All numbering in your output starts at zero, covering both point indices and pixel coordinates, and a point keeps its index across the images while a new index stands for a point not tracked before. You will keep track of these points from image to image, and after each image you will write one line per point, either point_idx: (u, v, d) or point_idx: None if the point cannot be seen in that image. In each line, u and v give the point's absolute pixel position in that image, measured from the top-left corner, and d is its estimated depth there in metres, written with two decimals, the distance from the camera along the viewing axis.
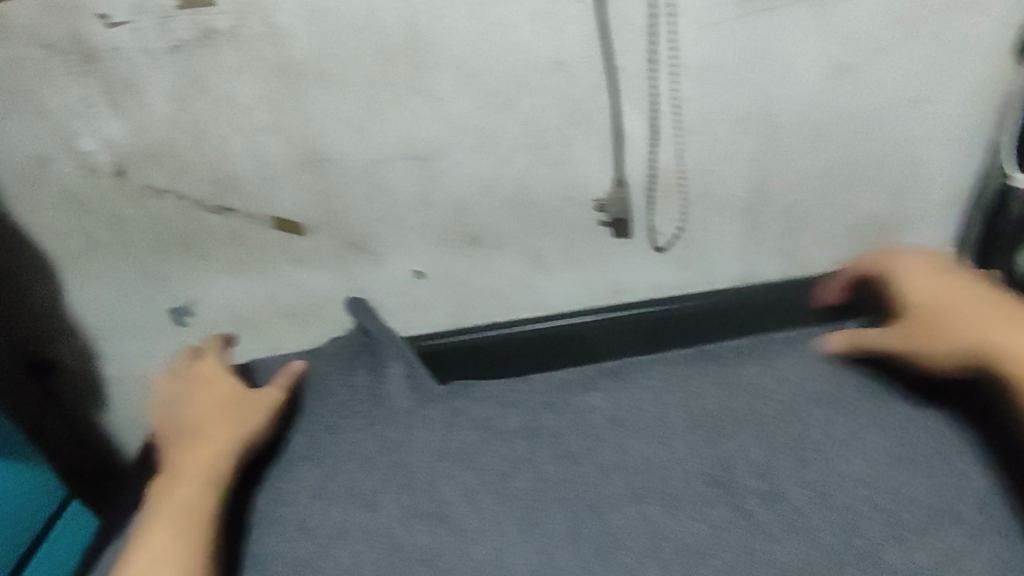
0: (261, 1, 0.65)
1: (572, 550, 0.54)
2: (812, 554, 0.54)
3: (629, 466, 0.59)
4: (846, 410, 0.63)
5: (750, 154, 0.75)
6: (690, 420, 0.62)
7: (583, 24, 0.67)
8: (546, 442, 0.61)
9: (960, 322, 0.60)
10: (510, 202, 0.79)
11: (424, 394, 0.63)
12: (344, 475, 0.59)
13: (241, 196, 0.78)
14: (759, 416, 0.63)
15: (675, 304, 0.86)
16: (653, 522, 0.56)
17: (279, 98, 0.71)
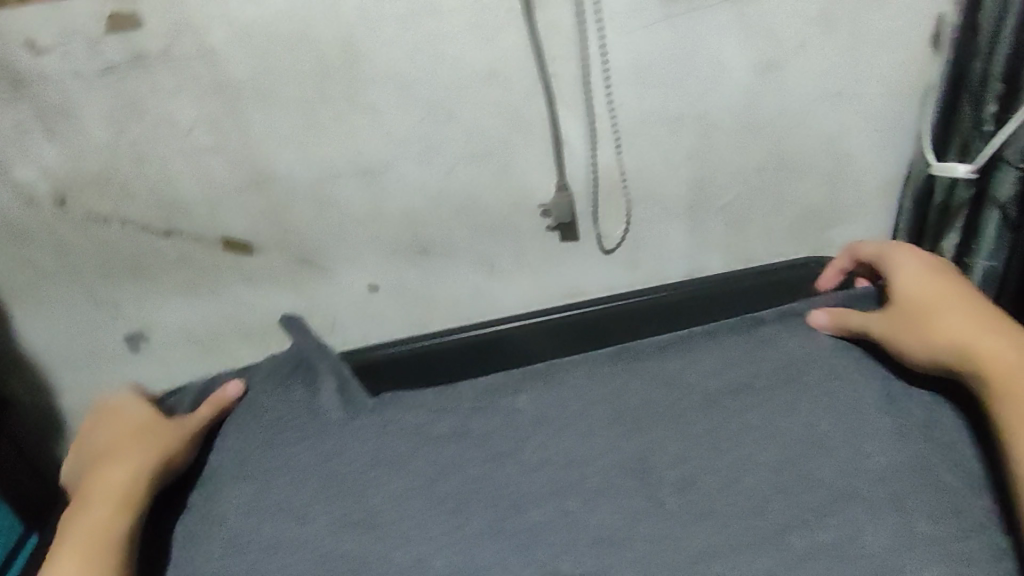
0: (193, 22, 0.65)
1: (495, 548, 0.50)
2: (755, 537, 0.50)
3: (552, 462, 0.54)
4: (792, 391, 0.57)
5: (687, 154, 0.77)
6: (612, 414, 0.57)
7: (513, 31, 0.67)
8: (473, 444, 0.55)
9: (952, 320, 0.55)
10: (458, 210, 0.79)
11: (355, 408, 0.57)
12: (276, 489, 0.54)
13: (187, 217, 0.78)
14: (698, 403, 0.57)
15: (631, 299, 0.81)
16: (573, 517, 0.52)
17: (218, 118, 0.71)
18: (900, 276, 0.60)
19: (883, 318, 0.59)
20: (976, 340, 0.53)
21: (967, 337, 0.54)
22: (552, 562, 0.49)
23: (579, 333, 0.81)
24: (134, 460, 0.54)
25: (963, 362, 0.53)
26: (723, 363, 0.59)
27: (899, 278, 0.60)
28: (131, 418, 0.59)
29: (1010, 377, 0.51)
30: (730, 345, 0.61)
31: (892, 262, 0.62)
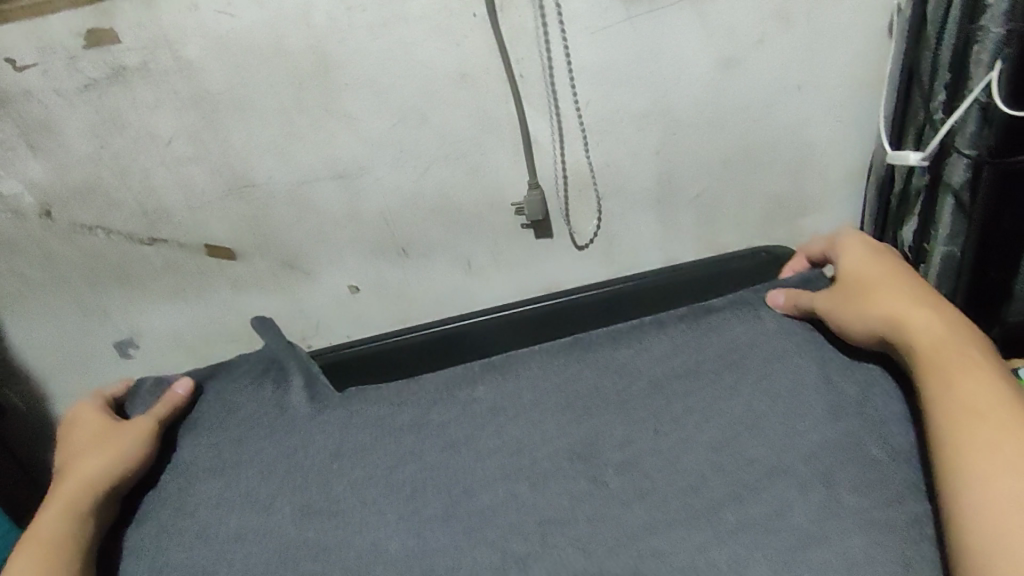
0: (169, 36, 0.67)
1: (446, 530, 0.53)
2: (694, 513, 0.52)
3: (503, 448, 0.57)
4: (740, 372, 0.59)
5: (656, 149, 0.79)
6: (564, 402, 0.60)
7: (479, 35, 0.69)
8: (432, 432, 0.58)
9: (885, 295, 0.56)
10: (435, 209, 0.81)
11: (321, 402, 0.60)
12: (244, 482, 0.56)
13: (170, 226, 0.80)
14: (650, 389, 0.60)
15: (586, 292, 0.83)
16: (520, 499, 0.54)
17: (196, 128, 0.73)
18: (845, 256, 0.61)
19: (826, 294, 0.60)
20: (905, 313, 0.54)
21: (897, 309, 0.54)
22: (502, 542, 0.52)
23: (537, 326, 0.83)
24: (89, 462, 0.56)
25: (892, 333, 0.54)
26: (669, 348, 0.62)
27: (843, 258, 0.61)
28: (85, 420, 0.61)
29: (935, 347, 0.51)
30: (684, 331, 0.63)
31: (839, 243, 0.63)
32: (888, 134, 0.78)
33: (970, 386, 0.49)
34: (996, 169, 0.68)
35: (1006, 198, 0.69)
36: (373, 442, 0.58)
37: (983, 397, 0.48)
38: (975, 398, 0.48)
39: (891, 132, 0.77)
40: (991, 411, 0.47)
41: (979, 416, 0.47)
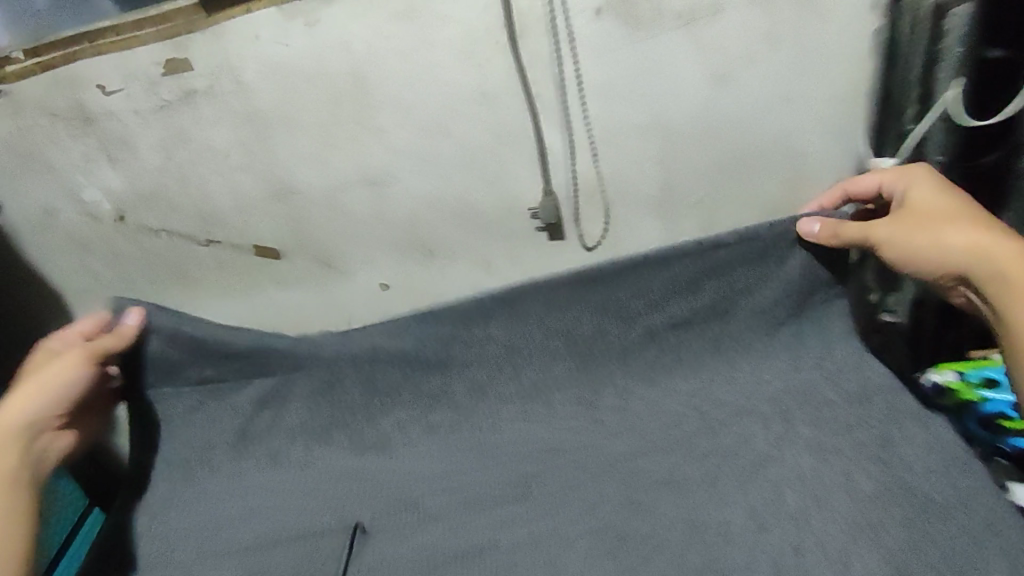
0: (230, 63, 0.78)
1: (474, 454, 0.78)
2: (660, 438, 0.76)
3: (518, 392, 0.80)
4: (694, 331, 0.78)
5: (658, 159, 0.87)
6: (568, 348, 0.78)
7: (499, 58, 0.78)
8: (458, 373, 0.78)
9: (961, 223, 0.64)
10: (457, 214, 0.90)
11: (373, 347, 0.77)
12: (327, 409, 0.79)
13: (224, 229, 0.90)
14: (625, 340, 0.78)
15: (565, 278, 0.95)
16: (528, 431, 0.79)
17: (250, 142, 0.84)
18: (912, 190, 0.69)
19: (896, 229, 0.68)
20: (982, 238, 0.63)
21: (975, 235, 0.63)
22: (513, 458, 0.77)
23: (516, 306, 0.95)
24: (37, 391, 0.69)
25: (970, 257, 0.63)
26: (656, 291, 0.75)
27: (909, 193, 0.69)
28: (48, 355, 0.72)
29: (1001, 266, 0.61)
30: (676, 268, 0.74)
31: (902, 178, 0.70)
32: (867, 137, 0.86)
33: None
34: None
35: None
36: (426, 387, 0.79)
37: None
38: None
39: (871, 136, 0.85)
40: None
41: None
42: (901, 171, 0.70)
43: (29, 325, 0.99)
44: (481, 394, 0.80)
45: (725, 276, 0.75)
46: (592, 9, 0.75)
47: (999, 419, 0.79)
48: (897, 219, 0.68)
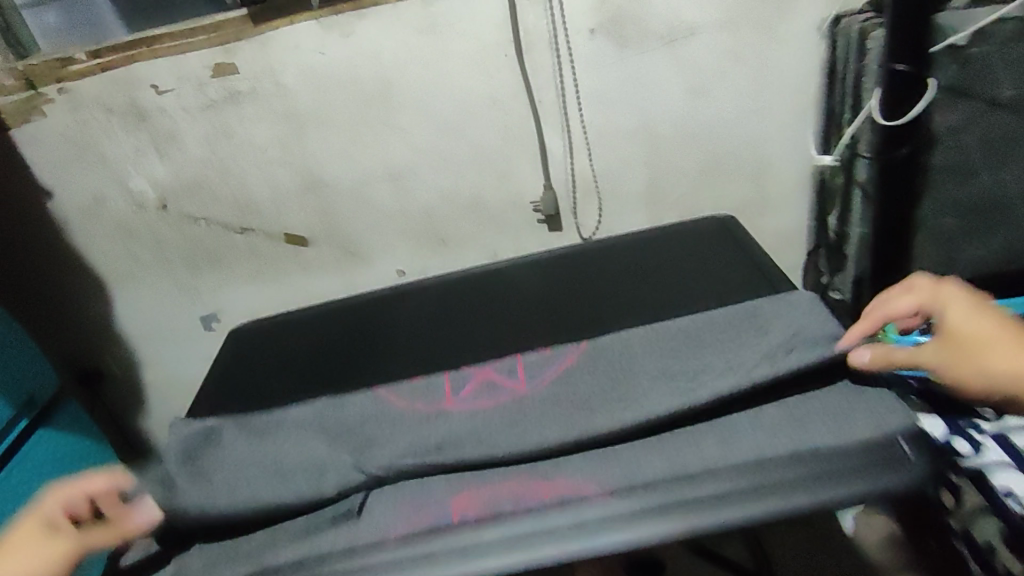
0: (272, 69, 0.90)
1: (419, 409, 0.58)
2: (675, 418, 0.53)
3: (506, 331, 0.68)
4: (714, 281, 0.68)
5: (644, 161, 0.99)
6: (566, 305, 0.70)
7: (507, 69, 0.91)
8: (446, 332, 0.70)
9: (996, 352, 0.50)
10: (469, 207, 1.02)
11: (369, 317, 0.75)
12: (293, 372, 0.69)
13: (259, 218, 1.01)
14: (629, 291, 0.69)
15: (563, 258, 0.77)
16: (510, 413, 0.56)
17: (287, 139, 0.95)
18: (938, 307, 0.54)
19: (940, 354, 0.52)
20: None
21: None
22: (478, 435, 0.54)
23: (482, 293, 0.75)
24: None
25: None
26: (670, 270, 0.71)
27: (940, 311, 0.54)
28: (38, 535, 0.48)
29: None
30: (683, 260, 0.72)
31: (940, 296, 0.54)
32: (815, 140, 0.98)
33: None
34: (885, 161, 0.81)
35: (893, 183, 0.83)
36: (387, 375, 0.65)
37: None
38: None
39: (818, 138, 0.97)
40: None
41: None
42: (939, 290, 0.55)
43: (69, 306, 1.07)
44: (461, 341, 0.69)
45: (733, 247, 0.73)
46: (588, 29, 0.88)
47: None
48: (943, 354, 0.52)
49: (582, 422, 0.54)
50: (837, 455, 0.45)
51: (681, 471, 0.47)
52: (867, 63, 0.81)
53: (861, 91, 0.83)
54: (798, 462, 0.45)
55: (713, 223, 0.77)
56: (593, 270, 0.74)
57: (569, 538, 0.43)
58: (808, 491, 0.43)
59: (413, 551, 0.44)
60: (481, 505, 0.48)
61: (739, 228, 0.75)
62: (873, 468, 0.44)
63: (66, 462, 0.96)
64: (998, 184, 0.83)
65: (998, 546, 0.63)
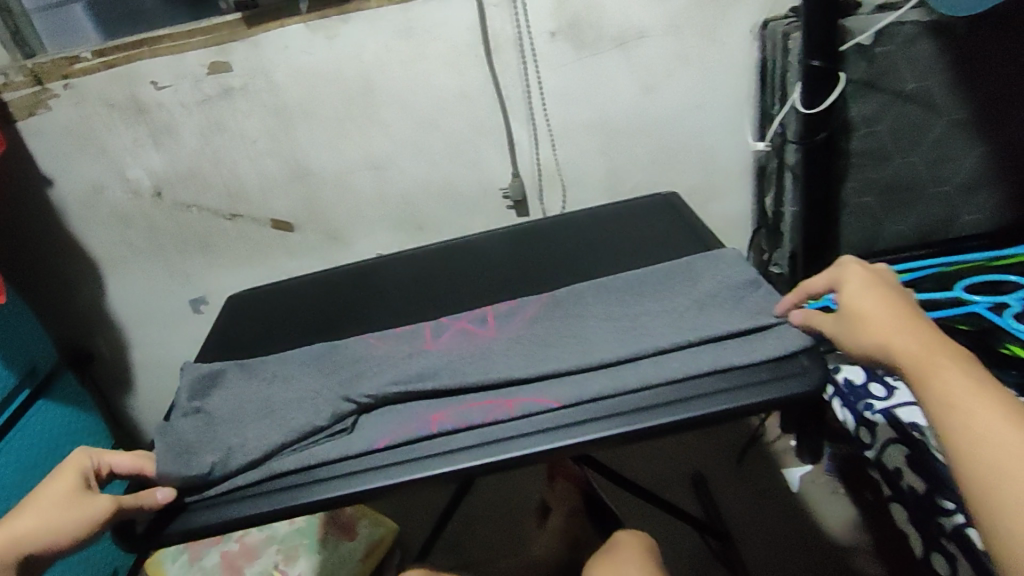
0: (263, 67, 0.98)
1: (397, 345, 0.66)
2: (616, 342, 0.59)
3: (475, 285, 0.77)
4: (656, 240, 0.78)
5: (602, 151, 1.10)
6: (527, 262, 0.79)
7: (477, 68, 1.00)
8: (420, 287, 0.79)
9: (875, 326, 0.49)
10: (443, 195, 1.11)
11: (352, 281, 0.83)
12: (285, 326, 0.76)
13: (248, 205, 1.09)
14: (583, 250, 0.79)
15: (522, 227, 0.86)
16: (473, 347, 0.63)
17: (276, 132, 1.03)
18: (835, 282, 0.54)
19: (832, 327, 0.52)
20: (899, 344, 0.47)
21: (944, 360, 0.45)
22: (444, 364, 0.61)
23: (451, 259, 0.84)
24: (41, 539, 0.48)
25: (921, 379, 0.45)
26: (616, 235, 0.81)
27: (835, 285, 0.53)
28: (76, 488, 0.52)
29: (995, 411, 0.41)
30: (628, 228, 0.82)
31: (842, 272, 0.54)
32: (752, 128, 1.09)
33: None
34: (806, 145, 0.91)
35: (817, 166, 0.93)
36: (371, 321, 0.73)
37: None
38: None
39: (755, 125, 1.09)
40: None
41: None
42: (846, 266, 0.54)
43: (66, 290, 1.14)
44: (434, 293, 0.77)
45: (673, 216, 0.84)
46: (549, 33, 0.99)
47: None
48: (830, 324, 0.52)
49: (541, 356, 0.59)
50: (749, 369, 0.54)
51: (618, 387, 0.54)
52: (789, 61, 0.93)
53: (786, 84, 0.95)
54: (715, 376, 0.54)
55: (659, 200, 0.87)
56: (551, 238, 0.84)
57: (530, 438, 0.52)
58: (724, 397, 0.52)
59: (403, 453, 0.54)
60: (447, 419, 0.55)
61: (680, 202, 0.85)
62: (773, 379, 0.53)
63: (62, 431, 1.02)
64: (908, 167, 0.96)
65: (905, 468, 0.73)
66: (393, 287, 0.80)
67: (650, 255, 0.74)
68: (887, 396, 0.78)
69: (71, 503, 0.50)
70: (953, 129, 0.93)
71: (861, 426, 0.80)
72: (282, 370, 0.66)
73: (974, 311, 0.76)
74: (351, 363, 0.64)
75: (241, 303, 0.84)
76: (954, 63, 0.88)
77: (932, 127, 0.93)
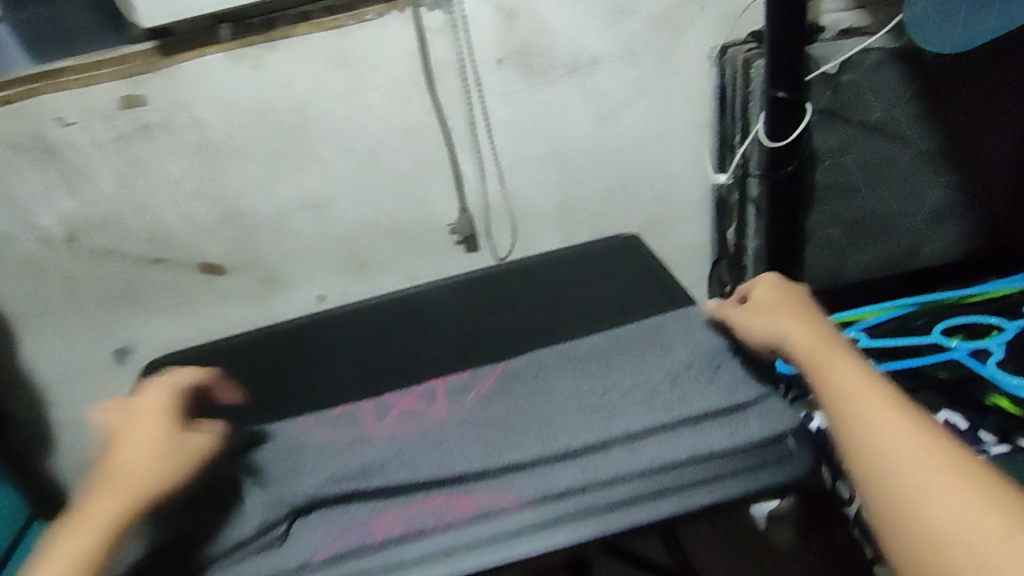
0: (185, 101, 0.89)
1: (336, 430, 0.59)
2: (581, 426, 0.53)
3: (420, 355, 0.71)
4: (617, 299, 0.73)
5: (556, 184, 1.03)
6: (478, 326, 0.73)
7: (421, 98, 0.93)
8: (360, 358, 0.72)
9: (777, 312, 0.56)
10: (388, 233, 1.03)
11: (286, 345, 0.76)
12: (209, 405, 0.68)
13: (174, 250, 0.99)
14: (536, 310, 0.74)
15: (472, 276, 0.80)
16: (423, 431, 0.56)
17: (202, 171, 0.94)
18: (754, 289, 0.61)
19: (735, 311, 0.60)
20: (791, 327, 0.54)
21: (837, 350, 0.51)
22: (393, 453, 0.54)
23: (394, 320, 0.77)
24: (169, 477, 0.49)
25: (815, 363, 0.50)
26: (573, 290, 0.76)
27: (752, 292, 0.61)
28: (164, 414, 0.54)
29: (869, 388, 0.47)
30: (585, 282, 0.77)
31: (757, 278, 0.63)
32: (710, 158, 1.04)
33: (900, 434, 0.43)
34: (772, 180, 0.87)
35: (783, 201, 0.89)
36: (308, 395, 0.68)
37: (905, 433, 0.43)
38: (899, 429, 0.44)
39: (712, 156, 1.04)
40: (923, 452, 0.42)
41: (901, 449, 0.42)
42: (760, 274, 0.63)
43: None
44: (376, 367, 0.71)
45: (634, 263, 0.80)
46: (495, 59, 0.92)
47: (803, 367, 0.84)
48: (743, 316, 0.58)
49: (501, 442, 0.53)
50: (740, 454, 0.49)
51: (592, 480, 0.48)
52: (751, 91, 0.88)
53: (748, 115, 0.91)
54: (705, 462, 0.48)
55: (615, 245, 0.82)
56: (503, 291, 0.78)
57: (493, 544, 0.45)
58: (711, 489, 0.46)
59: (345, 569, 0.46)
60: (395, 523, 0.48)
61: (639, 250, 0.81)
62: (756, 467, 0.48)
63: None
64: (875, 201, 0.94)
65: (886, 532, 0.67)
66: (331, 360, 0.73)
67: (607, 320, 0.70)
68: None
69: (179, 430, 0.53)
70: (918, 161, 0.92)
71: (838, 480, 0.74)
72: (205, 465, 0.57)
73: (955, 357, 0.77)
74: (281, 457, 0.56)
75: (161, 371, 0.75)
76: (920, 94, 0.87)
77: (898, 160, 0.91)
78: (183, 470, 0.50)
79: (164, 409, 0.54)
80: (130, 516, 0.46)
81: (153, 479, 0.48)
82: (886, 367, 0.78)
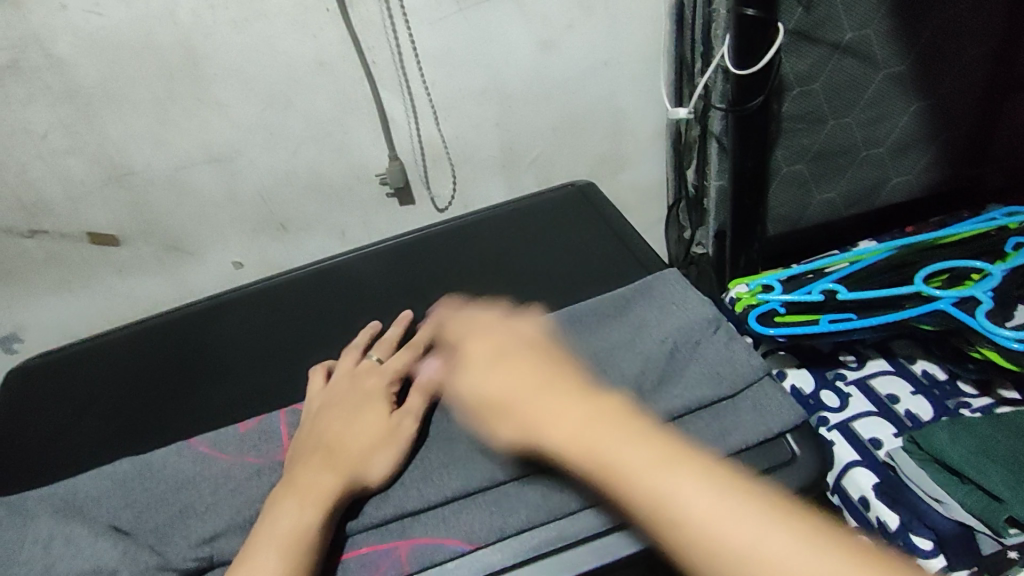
0: (36, 34, 0.71)
1: None
2: None
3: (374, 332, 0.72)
4: (574, 272, 0.74)
5: (497, 122, 0.91)
6: (430, 300, 0.74)
7: (335, 27, 0.78)
8: (314, 343, 0.71)
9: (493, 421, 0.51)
10: (309, 188, 0.90)
11: (246, 326, 0.75)
12: (182, 392, 0.68)
13: (51, 219, 0.84)
14: (491, 284, 0.75)
15: (429, 233, 0.82)
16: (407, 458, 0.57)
17: (72, 123, 0.78)
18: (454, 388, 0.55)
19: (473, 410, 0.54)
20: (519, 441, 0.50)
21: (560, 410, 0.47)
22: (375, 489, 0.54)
23: (347, 295, 0.77)
24: (382, 464, 0.54)
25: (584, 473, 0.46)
26: (530, 261, 0.77)
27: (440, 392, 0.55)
28: (377, 400, 0.58)
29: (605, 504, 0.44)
30: (540, 251, 0.78)
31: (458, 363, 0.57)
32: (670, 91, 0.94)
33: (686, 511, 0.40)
34: (738, 114, 0.78)
35: (749, 138, 0.81)
36: (289, 367, 0.69)
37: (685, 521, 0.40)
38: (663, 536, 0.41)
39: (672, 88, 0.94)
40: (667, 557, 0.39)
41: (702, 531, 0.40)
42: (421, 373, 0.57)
43: None
44: (326, 346, 0.71)
45: (592, 225, 0.80)
46: None
47: (774, 315, 0.80)
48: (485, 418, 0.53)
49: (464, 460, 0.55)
50: None
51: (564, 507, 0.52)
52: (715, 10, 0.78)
53: (710, 38, 0.82)
54: None
55: (578, 207, 0.83)
56: (457, 258, 0.79)
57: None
58: None
59: None
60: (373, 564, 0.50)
61: (603, 213, 0.81)
62: None
63: None
64: (843, 130, 0.86)
65: (873, 501, 0.71)
66: (286, 340, 0.72)
67: (575, 279, 0.74)
68: (841, 407, 0.78)
69: (398, 414, 0.57)
70: (889, 84, 0.83)
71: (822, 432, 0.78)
72: (103, 503, 0.56)
73: (940, 309, 0.74)
74: (211, 495, 0.55)
75: (120, 348, 0.76)
76: (894, 9, 0.78)
77: (869, 83, 0.83)
78: (391, 451, 0.55)
79: (385, 397, 0.59)
80: (345, 493, 0.52)
81: (362, 466, 0.54)
82: (867, 322, 0.76)
